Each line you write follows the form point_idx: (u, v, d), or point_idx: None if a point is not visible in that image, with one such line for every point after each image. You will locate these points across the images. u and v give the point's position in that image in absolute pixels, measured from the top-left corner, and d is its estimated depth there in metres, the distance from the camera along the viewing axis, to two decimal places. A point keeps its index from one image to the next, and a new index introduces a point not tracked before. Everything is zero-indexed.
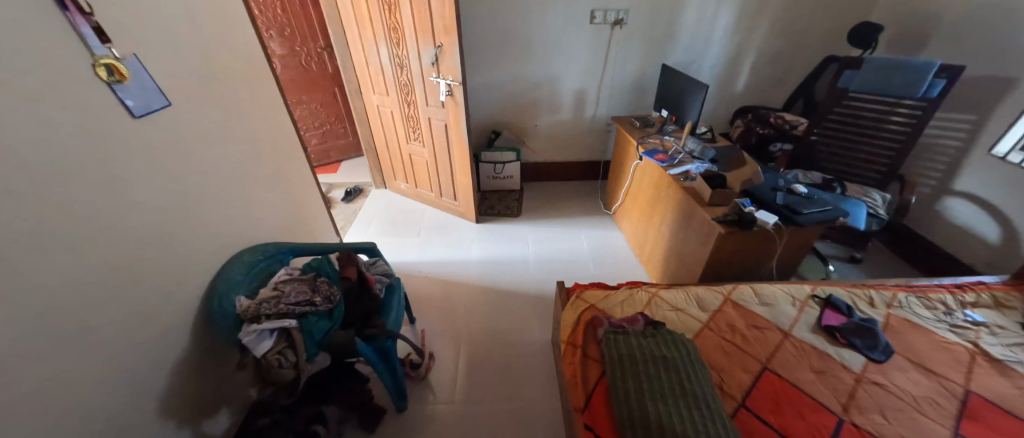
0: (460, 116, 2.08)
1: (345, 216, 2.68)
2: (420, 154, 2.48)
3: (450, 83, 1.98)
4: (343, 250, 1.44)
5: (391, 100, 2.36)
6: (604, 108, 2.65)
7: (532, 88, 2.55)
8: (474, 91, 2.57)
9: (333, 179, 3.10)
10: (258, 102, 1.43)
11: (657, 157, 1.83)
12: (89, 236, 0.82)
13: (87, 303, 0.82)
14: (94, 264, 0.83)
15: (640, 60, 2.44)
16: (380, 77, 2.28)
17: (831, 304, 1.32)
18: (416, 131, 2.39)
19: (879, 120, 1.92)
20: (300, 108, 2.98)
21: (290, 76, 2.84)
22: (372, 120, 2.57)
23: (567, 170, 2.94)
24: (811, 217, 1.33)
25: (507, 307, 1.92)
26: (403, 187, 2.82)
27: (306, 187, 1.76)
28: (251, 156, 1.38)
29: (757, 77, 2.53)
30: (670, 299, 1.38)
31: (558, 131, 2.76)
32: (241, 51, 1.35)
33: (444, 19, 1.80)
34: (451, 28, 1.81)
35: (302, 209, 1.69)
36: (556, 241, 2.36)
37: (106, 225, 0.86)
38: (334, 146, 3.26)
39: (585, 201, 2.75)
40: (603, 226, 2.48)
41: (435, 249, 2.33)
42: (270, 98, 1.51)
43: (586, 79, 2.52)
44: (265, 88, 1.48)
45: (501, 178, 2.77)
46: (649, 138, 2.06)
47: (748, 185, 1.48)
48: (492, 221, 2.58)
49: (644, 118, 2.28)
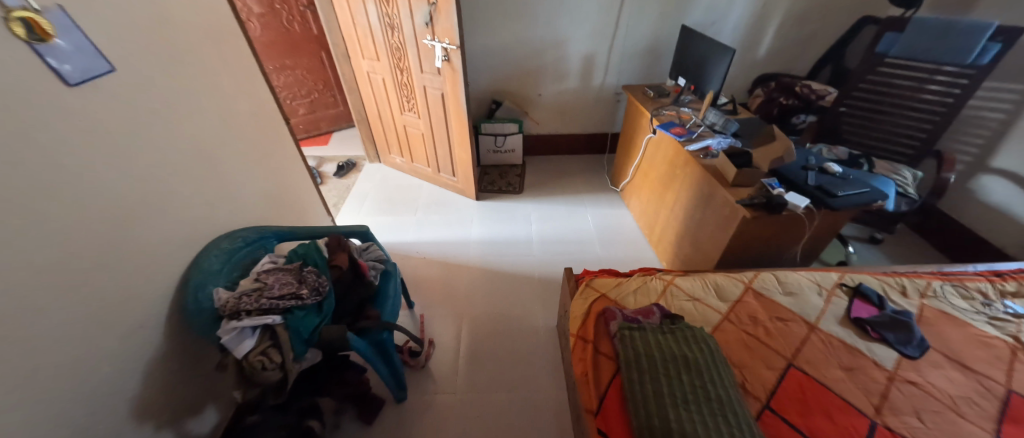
0: (458, 85, 1.89)
1: (338, 193, 2.55)
2: (415, 126, 2.30)
3: (447, 47, 1.78)
4: (332, 235, 1.32)
5: (382, 66, 2.15)
6: (614, 75, 2.44)
7: (536, 53, 2.34)
8: (473, 57, 2.35)
9: (324, 152, 2.93)
10: (230, 67, 1.26)
11: (674, 131, 1.67)
12: (33, 229, 0.70)
13: (36, 310, 0.71)
14: (42, 267, 0.71)
15: (655, 21, 2.21)
16: (369, 40, 2.06)
17: (860, 294, 1.23)
18: (410, 100, 2.19)
19: (916, 88, 1.74)
20: (284, 75, 2.75)
21: (270, 39, 2.59)
22: (363, 89, 2.37)
23: (571, 143, 2.77)
24: (846, 200, 1.21)
25: (510, 290, 1.84)
26: (398, 161, 2.65)
27: (292, 163, 1.62)
28: (225, 129, 1.22)
29: (783, 41, 2.31)
30: (686, 288, 1.29)
31: (563, 100, 2.56)
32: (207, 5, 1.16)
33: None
34: None
35: (287, 188, 1.56)
36: (560, 220, 2.25)
37: (53, 219, 0.73)
38: (325, 116, 3.06)
39: (591, 177, 2.60)
40: (610, 204, 2.35)
41: (433, 228, 2.21)
42: (245, 63, 1.33)
43: (596, 43, 2.30)
44: (237, 50, 1.30)
45: (501, 151, 2.61)
46: (665, 109, 1.88)
47: (778, 164, 1.34)
48: (493, 197, 2.45)
49: (658, 86, 2.09)
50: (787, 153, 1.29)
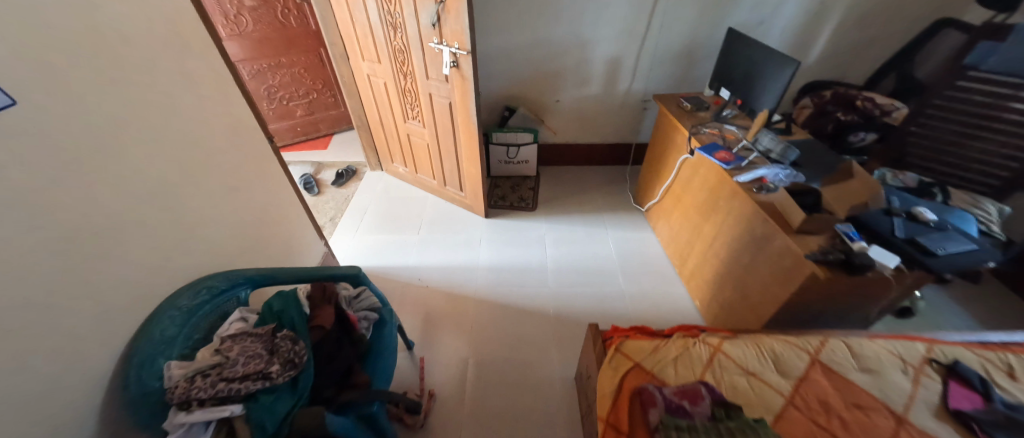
0: (468, 94, 1.66)
1: (336, 205, 2.36)
2: (419, 136, 2.08)
3: (456, 52, 1.54)
4: (319, 284, 1.13)
5: (383, 69, 1.92)
6: (641, 81, 2.19)
7: (556, 55, 2.09)
8: (486, 59, 2.11)
9: (323, 157, 2.74)
10: (197, 82, 1.05)
11: (719, 156, 1.43)
12: None
13: None
14: None
15: (693, 20, 1.94)
16: (370, 40, 1.84)
17: (956, 375, 1.00)
18: (414, 107, 1.97)
19: (998, 108, 1.51)
20: (280, 73, 2.54)
21: (264, 34, 2.37)
22: (363, 92, 2.15)
23: (590, 153, 2.53)
24: (947, 261, 0.97)
25: (522, 329, 1.63)
26: (401, 171, 2.44)
27: (280, 186, 1.42)
28: (190, 158, 1.02)
29: (839, 45, 2.02)
30: (738, 357, 1.07)
31: (583, 107, 2.31)
32: (166, 7, 0.94)
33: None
34: None
35: (273, 216, 1.37)
36: (577, 243, 2.03)
37: None
38: (325, 118, 2.86)
39: (611, 192, 2.37)
40: (634, 226, 2.12)
41: (437, 250, 2.01)
42: (219, 75, 1.12)
43: (624, 44, 2.03)
44: (207, 62, 1.09)
45: (514, 162, 2.38)
46: (705, 127, 1.63)
47: (858, 210, 1.09)
48: (503, 214, 2.24)
49: (695, 97, 1.83)
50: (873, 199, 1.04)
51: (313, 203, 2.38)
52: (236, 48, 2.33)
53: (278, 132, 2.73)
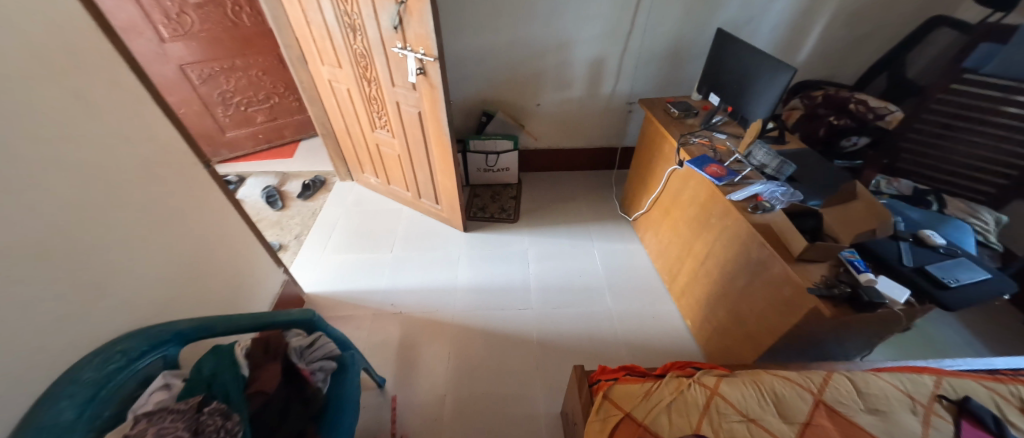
0: (437, 104, 1.51)
1: (302, 220, 2.19)
2: (389, 146, 1.92)
3: (421, 58, 1.38)
4: (268, 334, 0.99)
5: (345, 75, 1.75)
6: (626, 82, 2.07)
7: (534, 56, 1.94)
8: (459, 61, 1.95)
9: (288, 166, 2.55)
10: (100, 107, 0.87)
11: (710, 170, 1.32)
12: None
13: None
14: None
15: (678, 19, 1.82)
16: (327, 42, 1.66)
17: (970, 414, 0.92)
18: (380, 116, 1.80)
19: (983, 110, 1.45)
20: (234, 77, 2.32)
21: (213, 35, 2.14)
22: (326, 99, 1.96)
23: (574, 157, 2.41)
24: (963, 296, 0.87)
25: (503, 358, 1.52)
26: (372, 182, 2.28)
27: (219, 213, 1.25)
28: (93, 196, 0.86)
29: (829, 44, 1.93)
30: (736, 401, 0.96)
31: (565, 111, 2.18)
32: (57, 18, 0.78)
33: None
34: None
35: (207, 249, 1.20)
36: (562, 258, 1.91)
37: None
38: (290, 123, 2.66)
39: (597, 200, 2.26)
40: (620, 236, 2.01)
41: (412, 269, 1.86)
42: (133, 95, 0.95)
43: (606, 44, 1.90)
44: (116, 81, 0.91)
45: (494, 170, 2.25)
46: (695, 135, 1.52)
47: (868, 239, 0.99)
48: (483, 227, 2.11)
49: (683, 102, 1.72)
50: (884, 228, 0.93)
51: (277, 219, 2.20)
52: (181, 50, 2.09)
53: (237, 140, 2.52)
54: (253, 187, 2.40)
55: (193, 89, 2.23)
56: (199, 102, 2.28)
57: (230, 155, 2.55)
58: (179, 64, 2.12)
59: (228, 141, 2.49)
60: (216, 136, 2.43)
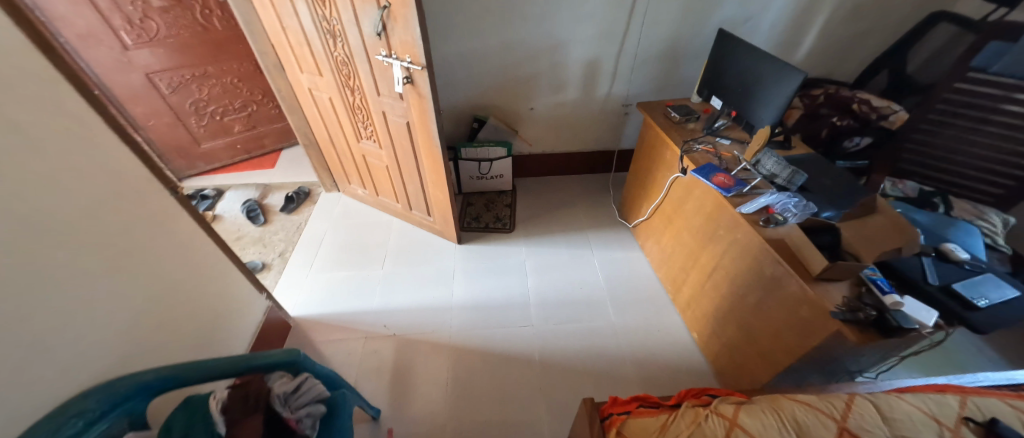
0: (427, 114, 1.41)
1: (286, 235, 2.07)
2: (376, 157, 1.82)
3: (408, 66, 1.29)
4: (254, 377, 0.92)
5: (326, 83, 1.63)
6: (622, 84, 1.99)
7: (527, 59, 1.85)
8: (447, 65, 1.85)
9: (270, 178, 2.42)
10: (43, 139, 0.76)
11: (717, 181, 1.25)
12: None
13: None
14: None
15: (676, 18, 1.75)
16: (305, 49, 1.54)
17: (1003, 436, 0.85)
18: (366, 126, 1.69)
19: (988, 109, 1.42)
20: (207, 85, 2.17)
21: (182, 40, 1.99)
22: (307, 108, 1.85)
23: (569, 162, 2.33)
24: (995, 315, 0.83)
25: (505, 381, 1.44)
26: (360, 193, 2.17)
27: (191, 242, 1.15)
28: (38, 239, 0.76)
29: (828, 41, 1.88)
30: (757, 431, 0.88)
31: (560, 115, 2.10)
32: None
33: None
34: None
35: (178, 283, 1.10)
36: (561, 269, 1.84)
37: None
38: (269, 132, 2.52)
39: (594, 206, 2.19)
40: (620, 244, 1.95)
41: (405, 287, 1.77)
42: (83, 121, 0.84)
43: (602, 46, 1.82)
44: (62, 109, 0.80)
45: (487, 178, 2.16)
46: (698, 142, 1.46)
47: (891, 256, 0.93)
48: (478, 237, 2.02)
49: (682, 105, 1.65)
50: (911, 246, 0.89)
51: (259, 235, 2.08)
52: (148, 58, 1.94)
53: (214, 152, 2.38)
54: (233, 202, 2.27)
55: (162, 99, 2.08)
56: (170, 113, 2.13)
57: (206, 167, 2.41)
58: (146, 73, 1.97)
59: (204, 152, 2.35)
60: (190, 147, 2.29)
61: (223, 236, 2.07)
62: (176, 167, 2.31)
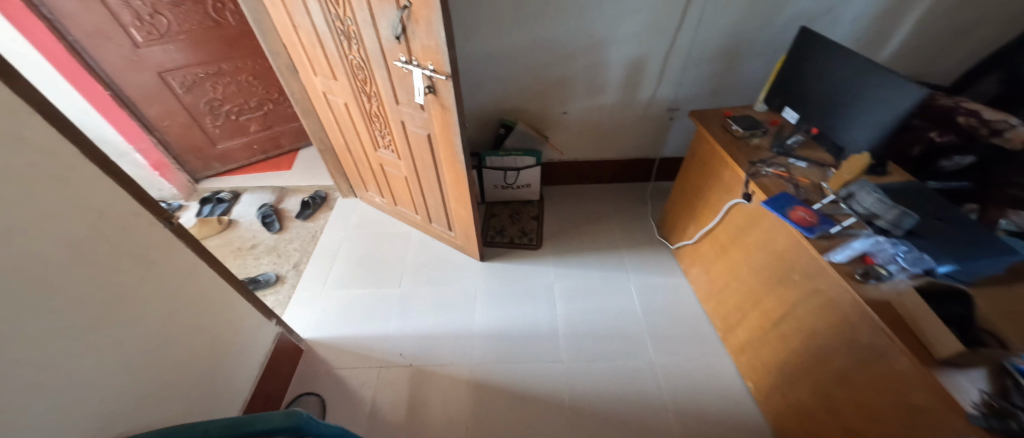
0: (451, 127, 1.24)
1: (301, 244, 1.98)
2: (393, 166, 1.67)
3: (430, 75, 1.12)
4: None
5: (341, 88, 1.48)
6: (668, 87, 1.76)
7: (562, 59, 1.64)
8: (473, 66, 1.66)
9: (287, 180, 2.33)
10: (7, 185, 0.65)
11: (796, 217, 1.03)
12: None
13: None
14: None
15: (740, 10, 1.49)
16: (318, 51, 1.38)
17: None
18: (383, 134, 1.54)
19: None
20: (222, 83, 2.07)
21: (194, 37, 1.88)
22: (321, 113, 1.71)
23: (602, 169, 2.14)
24: None
25: (531, 427, 1.29)
26: (377, 201, 2.04)
27: (193, 274, 1.04)
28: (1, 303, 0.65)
29: (926, 36, 1.57)
30: None
31: (595, 119, 1.90)
32: None
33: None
34: None
35: (177, 321, 1.00)
36: (593, 295, 1.67)
37: None
38: (286, 131, 2.43)
39: (630, 220, 1.99)
40: (659, 267, 1.76)
41: (422, 310, 1.64)
42: (58, 158, 0.72)
43: (649, 44, 1.60)
44: (28, 148, 0.68)
45: (513, 187, 2.00)
46: (767, 163, 1.23)
47: None
48: (502, 253, 1.87)
49: (745, 115, 1.41)
50: None
51: (274, 243, 1.99)
52: (160, 56, 1.84)
53: (230, 153, 2.30)
54: (248, 206, 2.19)
55: (176, 99, 1.99)
56: (184, 113, 2.04)
57: (223, 168, 2.34)
58: (158, 71, 1.87)
59: (220, 153, 2.27)
60: (206, 149, 2.21)
61: (239, 244, 2.00)
62: (193, 168, 2.25)
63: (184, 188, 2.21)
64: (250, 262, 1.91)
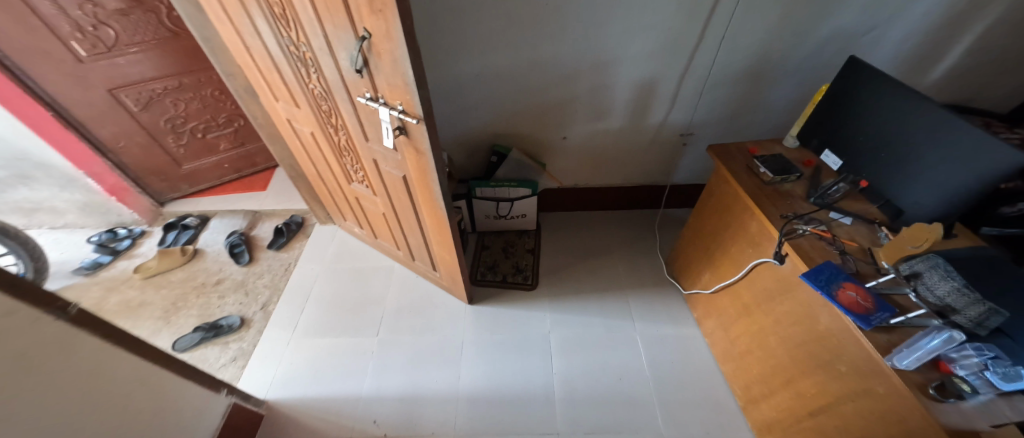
0: (428, 172, 1.05)
1: (273, 279, 1.80)
2: (369, 201, 1.47)
3: (399, 116, 0.91)
4: None
5: (305, 116, 1.27)
6: (682, 111, 1.56)
7: (562, 81, 1.44)
8: (461, 87, 1.45)
9: (261, 202, 2.13)
10: None
11: (846, 300, 0.83)
12: None
13: None
14: None
15: (769, 28, 1.28)
16: (274, 75, 1.18)
17: None
18: (355, 168, 1.34)
19: None
20: (184, 99, 1.86)
21: (149, 50, 1.66)
22: (288, 139, 1.50)
23: (606, 196, 1.94)
24: None
25: None
26: (357, 231, 1.85)
27: (107, 363, 0.85)
28: None
29: (984, 58, 1.36)
30: None
31: (598, 145, 1.70)
32: None
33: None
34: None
35: (90, 424, 0.81)
36: (594, 348, 1.49)
37: None
38: (260, 148, 2.23)
39: (636, 255, 1.80)
40: (669, 314, 1.58)
41: (400, 365, 1.46)
42: None
43: (661, 65, 1.39)
44: None
45: (506, 217, 1.81)
46: (804, 218, 1.04)
47: None
48: (494, 294, 1.69)
49: (774, 154, 1.21)
50: None
51: (242, 278, 1.81)
52: (109, 72, 1.63)
53: (198, 173, 2.11)
54: (217, 232, 2.01)
55: (131, 117, 1.79)
56: (142, 132, 1.84)
57: (191, 189, 2.15)
58: (108, 88, 1.67)
59: (186, 174, 2.08)
60: (170, 170, 2.02)
61: (204, 279, 1.81)
62: (157, 191, 2.06)
63: (146, 212, 2.03)
64: (214, 301, 1.73)
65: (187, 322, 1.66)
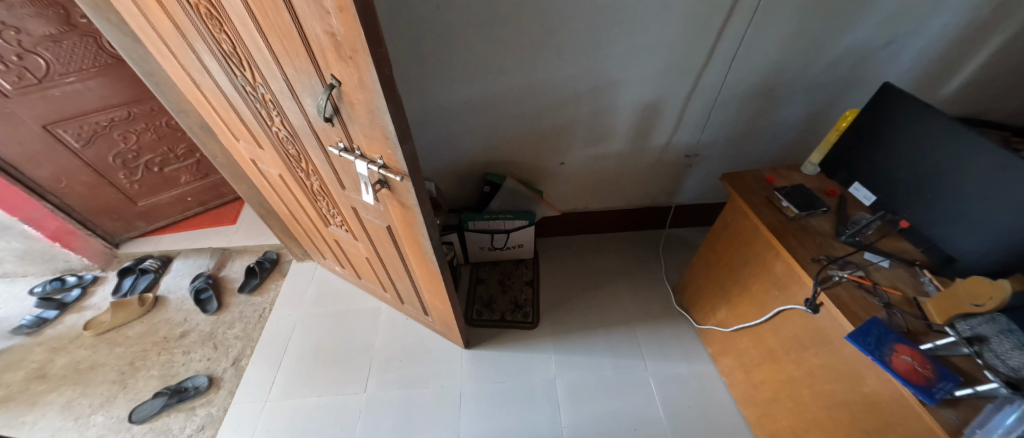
0: (415, 226, 0.90)
1: (245, 327, 1.62)
2: (350, 245, 1.32)
3: (378, 170, 0.77)
4: None
5: (271, 158, 1.11)
6: (687, 132, 1.46)
7: (559, 106, 1.31)
8: (448, 116, 1.31)
9: (230, 238, 1.94)
10: None
11: (903, 367, 0.72)
12: None
13: None
14: None
15: (782, 46, 1.19)
16: (230, 114, 1.01)
17: None
18: (331, 212, 1.18)
19: None
20: (134, 130, 1.66)
21: (89, 79, 1.45)
22: (254, 178, 1.33)
23: (606, 219, 1.83)
24: None
25: None
26: (338, 269, 1.68)
27: None
28: None
29: (999, 72, 1.29)
30: None
31: (598, 169, 1.58)
32: None
33: (326, 16, 0.52)
34: (355, 43, 0.53)
35: None
36: (605, 395, 1.36)
37: None
38: (225, 179, 2.04)
39: (642, 283, 1.69)
40: (681, 349, 1.47)
41: (391, 426, 1.31)
42: None
43: (666, 86, 1.28)
44: None
45: (502, 248, 1.68)
46: (838, 262, 0.93)
47: None
48: (492, 334, 1.55)
49: (796, 185, 1.10)
50: None
51: (211, 329, 1.62)
52: (42, 106, 1.42)
53: (157, 209, 1.92)
54: (182, 275, 1.82)
55: (72, 155, 1.57)
56: (87, 169, 1.64)
57: (150, 227, 1.95)
58: (42, 124, 1.45)
59: (143, 211, 1.88)
60: (124, 208, 1.82)
61: (165, 332, 1.62)
62: (110, 231, 1.84)
63: (98, 255, 1.82)
64: (178, 358, 1.54)
65: (147, 385, 1.46)
